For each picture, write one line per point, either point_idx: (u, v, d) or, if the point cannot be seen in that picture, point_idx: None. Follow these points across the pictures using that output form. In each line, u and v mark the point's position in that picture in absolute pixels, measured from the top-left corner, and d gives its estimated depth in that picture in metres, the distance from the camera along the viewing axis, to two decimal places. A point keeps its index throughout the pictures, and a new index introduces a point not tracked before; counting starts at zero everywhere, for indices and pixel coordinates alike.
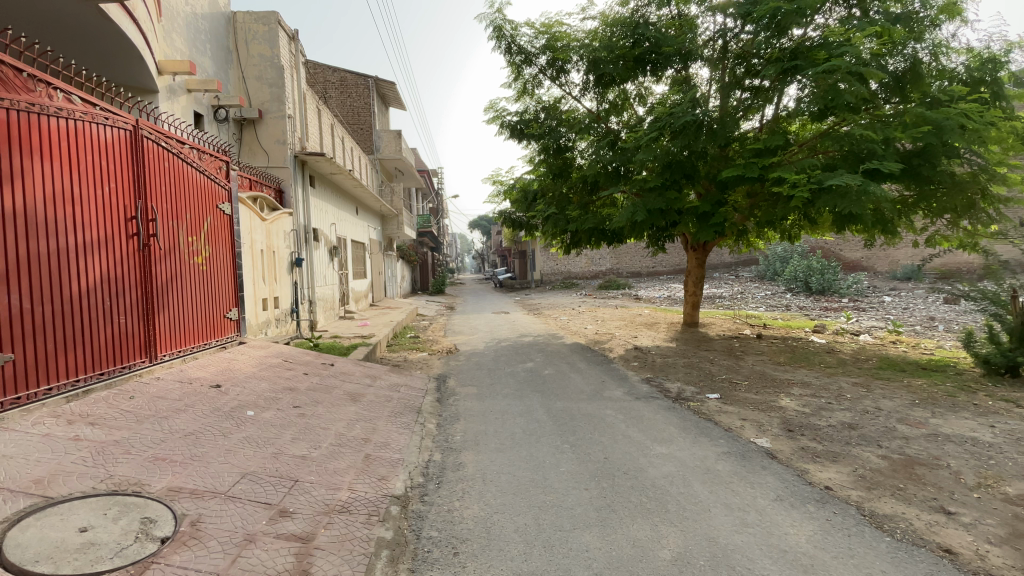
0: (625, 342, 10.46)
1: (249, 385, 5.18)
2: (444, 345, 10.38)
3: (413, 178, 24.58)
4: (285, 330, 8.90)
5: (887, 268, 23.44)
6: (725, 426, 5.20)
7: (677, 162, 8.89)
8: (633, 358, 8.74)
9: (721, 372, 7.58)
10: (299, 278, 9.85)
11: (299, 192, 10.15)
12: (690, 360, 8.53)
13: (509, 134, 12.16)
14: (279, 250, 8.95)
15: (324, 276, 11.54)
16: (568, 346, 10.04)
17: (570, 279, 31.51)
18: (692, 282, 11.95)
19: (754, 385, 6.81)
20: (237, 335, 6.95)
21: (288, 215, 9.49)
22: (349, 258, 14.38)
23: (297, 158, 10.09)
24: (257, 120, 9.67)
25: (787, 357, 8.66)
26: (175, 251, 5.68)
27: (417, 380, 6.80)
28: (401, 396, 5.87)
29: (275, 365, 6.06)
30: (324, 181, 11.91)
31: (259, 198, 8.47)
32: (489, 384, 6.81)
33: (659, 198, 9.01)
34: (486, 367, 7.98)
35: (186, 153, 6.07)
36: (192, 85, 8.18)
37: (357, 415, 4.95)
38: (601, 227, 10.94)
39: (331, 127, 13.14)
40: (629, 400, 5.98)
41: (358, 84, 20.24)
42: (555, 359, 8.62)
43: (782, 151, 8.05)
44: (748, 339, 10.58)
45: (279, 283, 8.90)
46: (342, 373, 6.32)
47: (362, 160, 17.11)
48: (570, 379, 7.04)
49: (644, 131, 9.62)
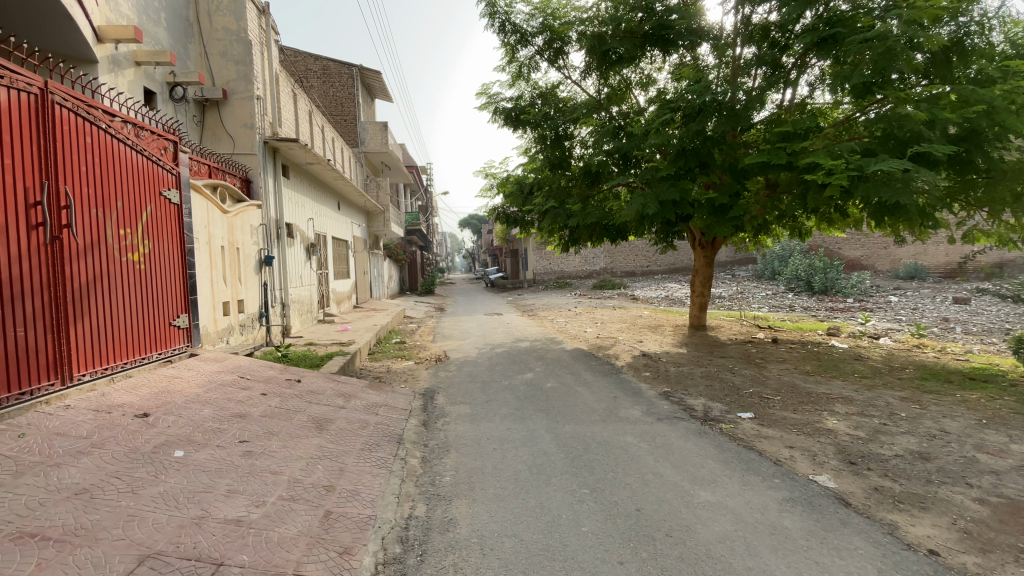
0: (630, 347, 9.54)
1: (187, 412, 4.16)
2: (431, 352, 9.40)
3: (401, 174, 23.54)
4: (250, 338, 7.86)
5: (889, 268, 22.88)
6: (773, 457, 4.29)
7: (693, 149, 7.95)
8: (644, 367, 7.81)
9: (746, 384, 6.68)
10: (269, 278, 8.80)
11: (270, 182, 9.10)
12: (708, 369, 7.62)
13: (503, 122, 11.23)
14: (245, 247, 7.92)
15: (300, 276, 10.49)
16: (569, 352, 9.09)
17: (563, 279, 30.60)
18: (700, 282, 11.10)
19: (788, 401, 5.93)
20: (187, 345, 5.91)
21: (256, 207, 8.44)
22: (330, 257, 13.35)
23: (267, 145, 9.05)
24: (221, 101, 8.61)
25: (814, 364, 7.78)
26: (99, 246, 4.57)
27: (399, 397, 5.82)
28: (379, 421, 4.89)
29: (226, 383, 5.04)
30: (300, 171, 10.87)
31: (219, 187, 7.42)
32: (484, 402, 5.84)
33: (671, 188, 7.87)
34: (480, 380, 7.00)
35: (115, 127, 4.96)
36: (140, 57, 7.10)
37: (321, 450, 3.96)
38: (605, 222, 9.98)
39: (309, 115, 12.10)
40: (650, 423, 5.05)
41: (342, 73, 19.14)
42: (556, 368, 7.66)
43: (813, 135, 7.16)
44: (764, 343, 9.72)
45: (245, 285, 7.87)
46: (309, 392, 5.32)
47: (345, 152, 16.07)
48: (577, 394, 6.09)
49: (654, 114, 8.70)
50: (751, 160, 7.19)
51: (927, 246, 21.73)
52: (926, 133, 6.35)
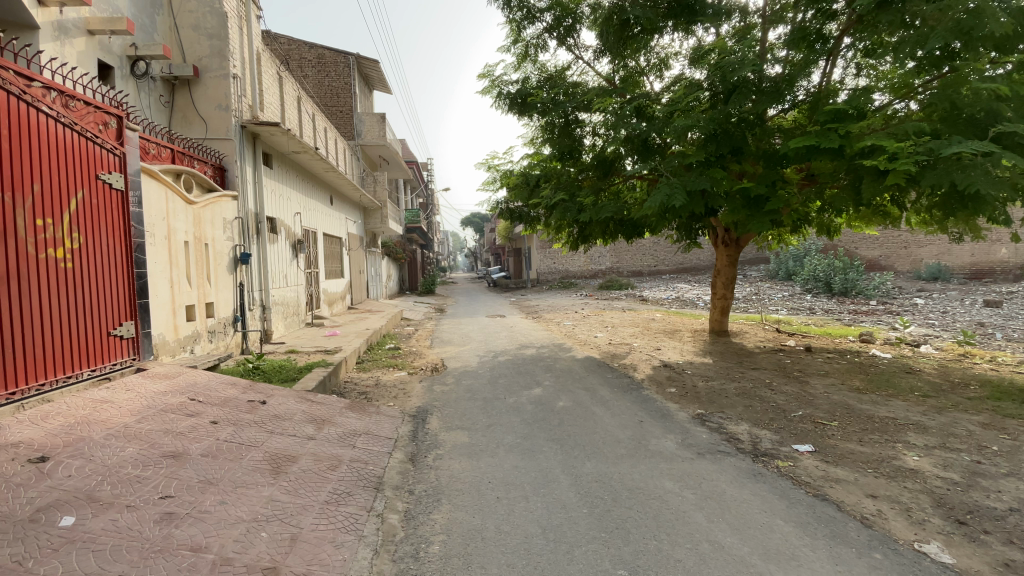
0: (648, 355, 8.58)
1: (104, 453, 3.23)
2: (427, 361, 8.45)
3: (400, 169, 22.61)
4: (220, 346, 6.92)
5: (910, 268, 21.89)
6: (857, 514, 3.34)
7: (725, 131, 6.94)
8: (668, 381, 6.84)
9: (791, 404, 5.73)
10: (245, 278, 7.86)
11: (248, 171, 8.17)
12: (742, 383, 6.66)
13: (508, 107, 10.34)
14: (216, 243, 6.99)
15: (283, 276, 9.55)
16: (580, 362, 8.13)
17: (567, 278, 29.61)
18: (721, 283, 10.14)
19: (848, 428, 4.97)
20: (133, 359, 4.98)
21: (230, 198, 7.50)
22: (321, 254, 12.42)
23: (246, 129, 8.12)
24: (193, 80, 7.70)
25: (863, 379, 6.80)
26: (4, 240, 3.61)
27: (384, 421, 4.89)
28: (356, 457, 3.95)
29: (170, 409, 4.10)
30: (286, 160, 9.94)
31: (184, 174, 6.47)
32: (486, 427, 4.88)
33: (701, 176, 6.76)
34: (481, 396, 6.05)
35: (32, 93, 3.98)
36: (95, 24, 6.22)
37: (271, 507, 3.02)
38: (621, 216, 8.99)
39: (298, 101, 11.20)
40: (691, 459, 4.10)
41: (338, 62, 18.18)
42: (568, 382, 6.70)
43: (868, 114, 6.22)
44: (796, 352, 8.74)
45: (216, 286, 6.95)
46: (272, 417, 4.38)
47: (339, 144, 15.13)
48: (597, 419, 5.12)
49: (679, 94, 7.69)
50: (796, 143, 6.18)
51: (950, 246, 20.71)
52: (1005, 110, 5.48)
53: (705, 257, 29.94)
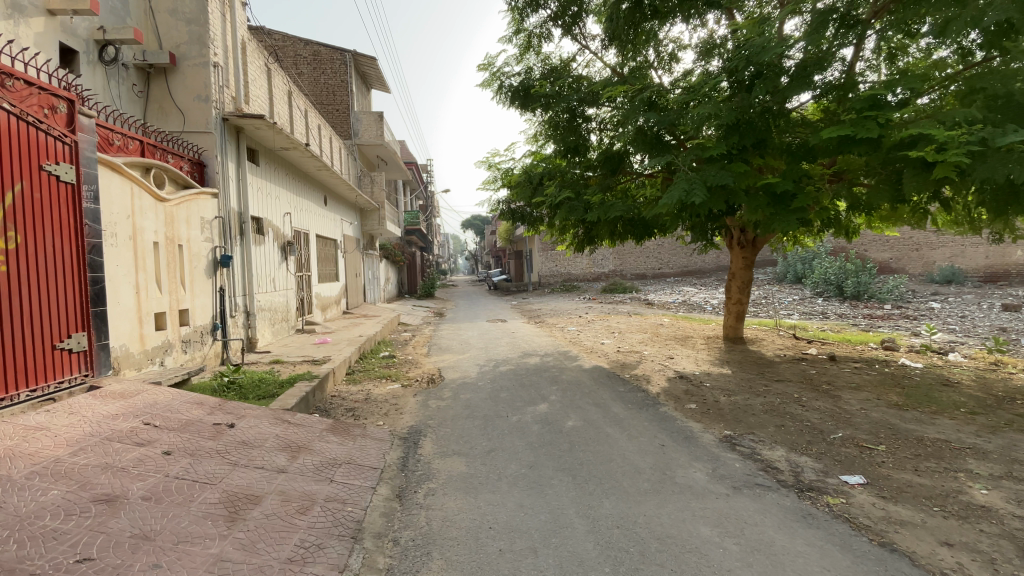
0: (661, 365, 7.97)
1: (19, 498, 2.64)
2: (423, 372, 7.84)
3: (398, 170, 22.05)
4: (195, 357, 6.33)
5: (923, 270, 21.34)
6: (940, 572, 2.73)
7: (747, 122, 6.36)
8: (686, 396, 6.23)
9: (827, 424, 5.12)
10: (227, 282, 7.27)
11: (230, 167, 7.57)
12: (768, 398, 6.06)
13: (509, 101, 9.78)
14: (191, 244, 6.41)
15: (271, 279, 8.96)
16: (588, 372, 7.53)
17: (570, 282, 28.97)
18: (737, 286, 9.57)
19: (899, 453, 4.37)
20: (85, 375, 4.41)
21: (209, 196, 6.91)
22: (314, 257, 11.84)
23: (229, 121, 7.53)
24: (170, 68, 7.14)
25: (901, 394, 6.17)
26: None
27: (370, 446, 4.29)
28: (333, 496, 3.34)
29: (116, 437, 3.51)
30: (275, 157, 9.35)
31: (154, 168, 5.89)
32: (486, 453, 4.28)
33: (723, 171, 6.14)
34: (481, 414, 5.46)
35: None
36: (54, 3, 5.67)
37: (219, 570, 2.42)
38: (631, 217, 8.37)
39: (288, 96, 10.64)
40: (727, 495, 3.50)
41: (333, 59, 17.59)
42: (577, 396, 6.10)
43: (909, 101, 5.64)
44: (820, 362, 8.11)
45: (192, 292, 6.36)
46: (239, 445, 3.78)
47: (334, 142, 14.56)
48: (612, 442, 4.51)
49: (696, 83, 7.10)
50: (828, 133, 5.60)
51: (965, 247, 20.15)
52: None
53: (710, 259, 29.33)
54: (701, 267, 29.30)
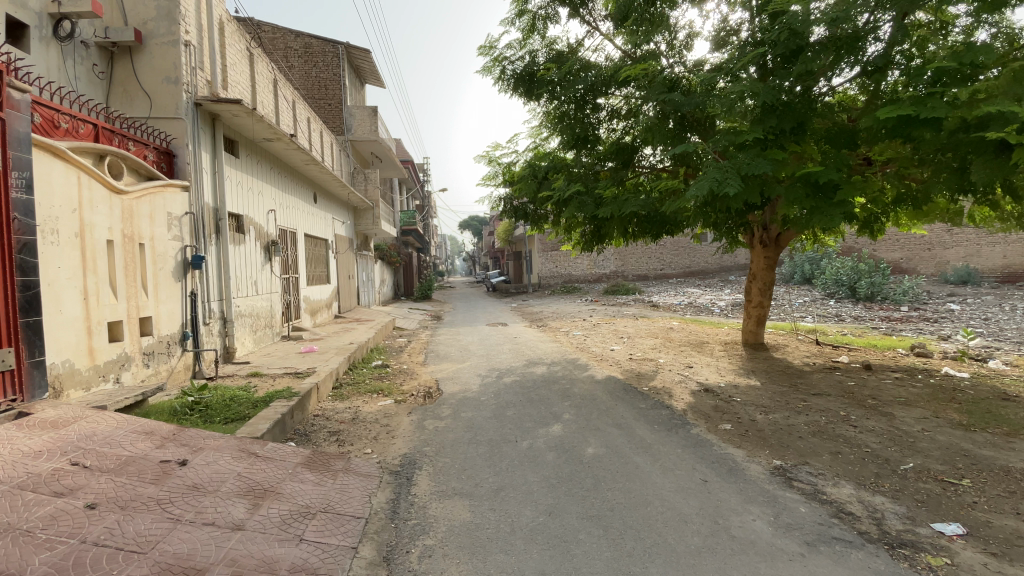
0: (681, 376, 7.24)
1: None
2: (419, 384, 7.07)
3: (394, 168, 21.26)
4: (159, 371, 5.56)
5: (935, 271, 20.71)
6: None
7: (784, 104, 5.66)
8: (717, 414, 5.49)
9: (890, 451, 4.41)
10: (201, 286, 6.52)
11: (204, 157, 6.82)
12: (811, 417, 5.34)
13: (512, 89, 9.06)
14: (156, 244, 5.66)
15: (252, 282, 8.20)
16: (602, 385, 6.79)
17: (570, 283, 28.21)
18: (757, 289, 8.86)
19: (990, 490, 3.66)
20: (11, 400, 3.66)
21: (178, 189, 6.15)
22: (302, 258, 11.07)
23: (203, 107, 6.78)
24: (136, 47, 6.37)
25: (961, 412, 5.44)
26: None
27: (355, 487, 3.54)
28: (306, 563, 2.61)
29: (26, 485, 2.75)
30: (258, 149, 8.59)
31: (110, 156, 5.12)
32: (494, 493, 3.54)
33: (759, 158, 5.41)
34: (485, 438, 4.71)
35: None
36: None
37: None
38: (647, 213, 7.61)
39: (273, 85, 9.87)
40: (803, 556, 2.78)
41: (325, 52, 16.77)
42: (594, 414, 5.36)
43: (971, 78, 5.02)
44: (855, 371, 7.40)
45: (156, 297, 5.60)
46: (189, 491, 3.03)
47: (325, 137, 13.77)
48: (645, 478, 3.76)
49: (722, 64, 6.38)
50: (884, 113, 5.00)
51: (980, 247, 19.51)
52: None
53: (714, 260, 28.65)
54: (704, 268, 28.59)
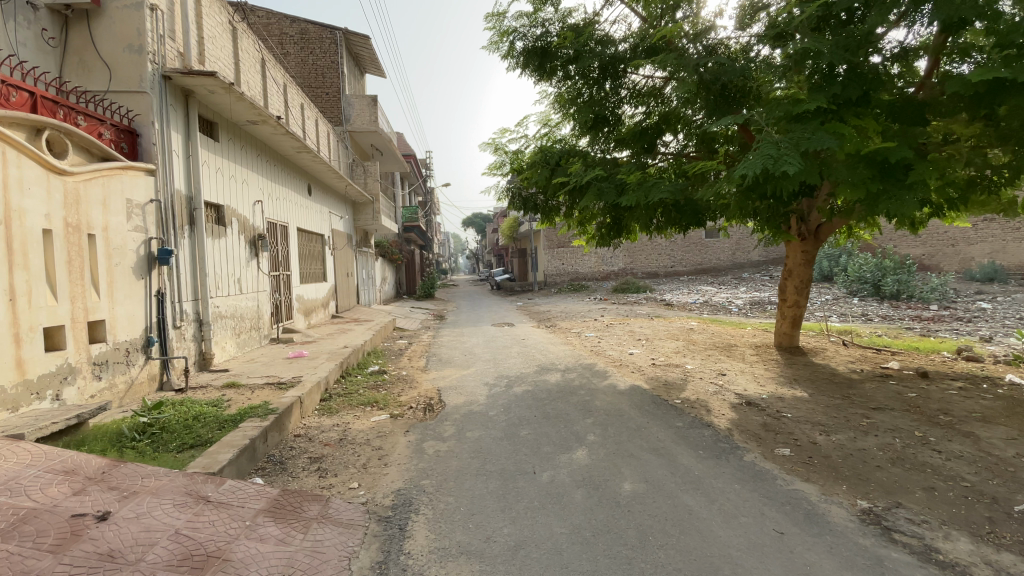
0: (714, 385, 6.40)
1: None
2: (419, 394, 6.24)
3: (395, 161, 20.43)
4: (114, 384, 4.78)
5: (960, 267, 19.77)
6: None
7: (845, 70, 4.82)
8: (769, 434, 4.65)
9: (995, 485, 3.58)
10: (170, 284, 5.73)
11: (174, 139, 6.02)
12: (881, 438, 4.50)
13: (521, 66, 8.18)
14: (110, 235, 4.86)
15: (235, 280, 7.40)
16: (626, 396, 5.95)
17: (578, 281, 27.34)
18: (793, 287, 8.03)
19: None
20: None
21: (140, 173, 5.35)
22: (295, 254, 10.28)
23: (171, 81, 5.97)
24: (93, 11, 5.58)
25: None
26: None
27: (330, 545, 2.73)
28: None
29: None
30: (241, 133, 7.79)
31: (51, 130, 4.30)
32: (510, 553, 2.72)
33: (819, 130, 4.56)
34: (496, 466, 3.89)
35: None
36: None
37: None
38: (675, 201, 6.77)
39: (260, 65, 9.04)
40: None
41: (322, 38, 15.93)
42: (623, 436, 4.54)
43: None
44: (910, 379, 6.57)
45: (111, 298, 4.82)
46: (98, 564, 2.22)
47: (321, 126, 12.94)
48: (705, 531, 2.93)
49: (768, 26, 5.51)
50: (977, 74, 4.17)
51: (1010, 242, 18.53)
52: None
53: (725, 256, 27.74)
54: (715, 265, 27.67)
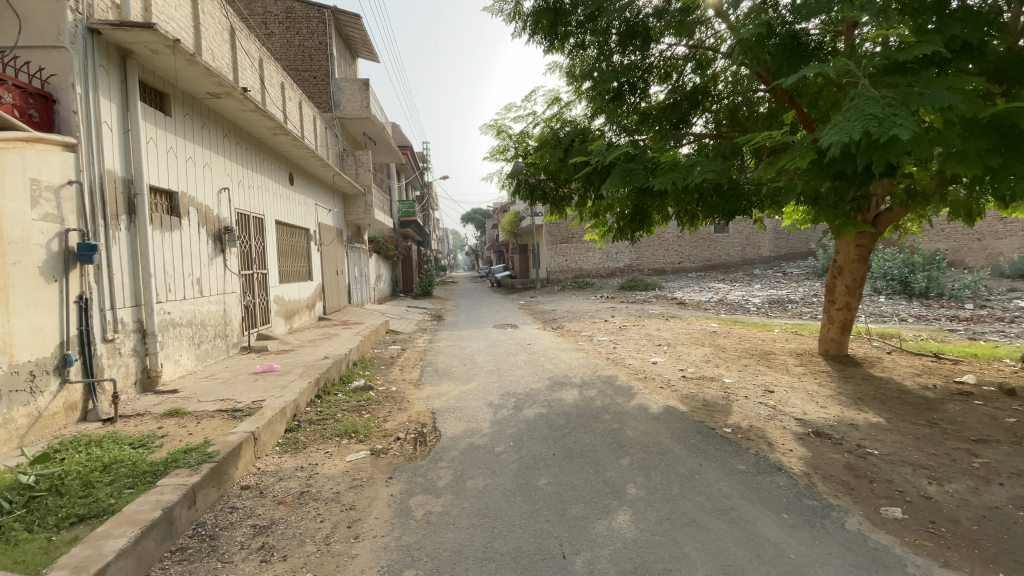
0: (765, 407, 5.29)
1: None
2: (408, 420, 5.13)
3: (390, 151, 19.26)
4: (9, 418, 3.66)
5: (987, 262, 18.70)
6: None
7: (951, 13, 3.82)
8: (861, 483, 3.56)
9: None
10: (98, 287, 4.62)
11: (103, 106, 4.87)
12: (1015, 492, 3.41)
13: (527, 31, 7.06)
14: (4, 224, 3.73)
15: (194, 280, 6.28)
16: (662, 422, 4.84)
17: (582, 278, 26.25)
18: (843, 287, 6.94)
19: None
20: None
21: (53, 146, 4.21)
22: (273, 250, 9.15)
23: (98, 36, 4.81)
24: None
25: None
26: None
27: None
28: None
29: None
30: (200, 107, 6.64)
31: None
32: None
33: (933, 81, 3.48)
34: (508, 542, 2.79)
35: None
36: None
37: None
38: (716, 183, 5.65)
39: (228, 35, 7.88)
40: None
41: (309, 17, 14.69)
42: (672, 488, 3.42)
43: None
44: (998, 398, 5.48)
45: (5, 307, 3.69)
46: None
47: (304, 109, 11.76)
48: None
49: None
50: None
51: None
52: None
53: (735, 251, 26.66)
54: (724, 261, 26.60)
